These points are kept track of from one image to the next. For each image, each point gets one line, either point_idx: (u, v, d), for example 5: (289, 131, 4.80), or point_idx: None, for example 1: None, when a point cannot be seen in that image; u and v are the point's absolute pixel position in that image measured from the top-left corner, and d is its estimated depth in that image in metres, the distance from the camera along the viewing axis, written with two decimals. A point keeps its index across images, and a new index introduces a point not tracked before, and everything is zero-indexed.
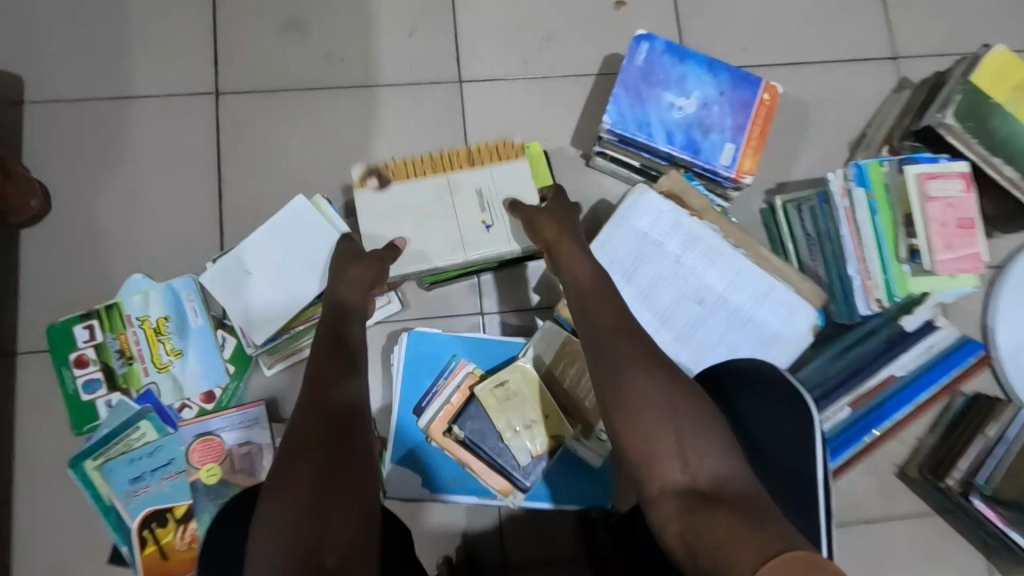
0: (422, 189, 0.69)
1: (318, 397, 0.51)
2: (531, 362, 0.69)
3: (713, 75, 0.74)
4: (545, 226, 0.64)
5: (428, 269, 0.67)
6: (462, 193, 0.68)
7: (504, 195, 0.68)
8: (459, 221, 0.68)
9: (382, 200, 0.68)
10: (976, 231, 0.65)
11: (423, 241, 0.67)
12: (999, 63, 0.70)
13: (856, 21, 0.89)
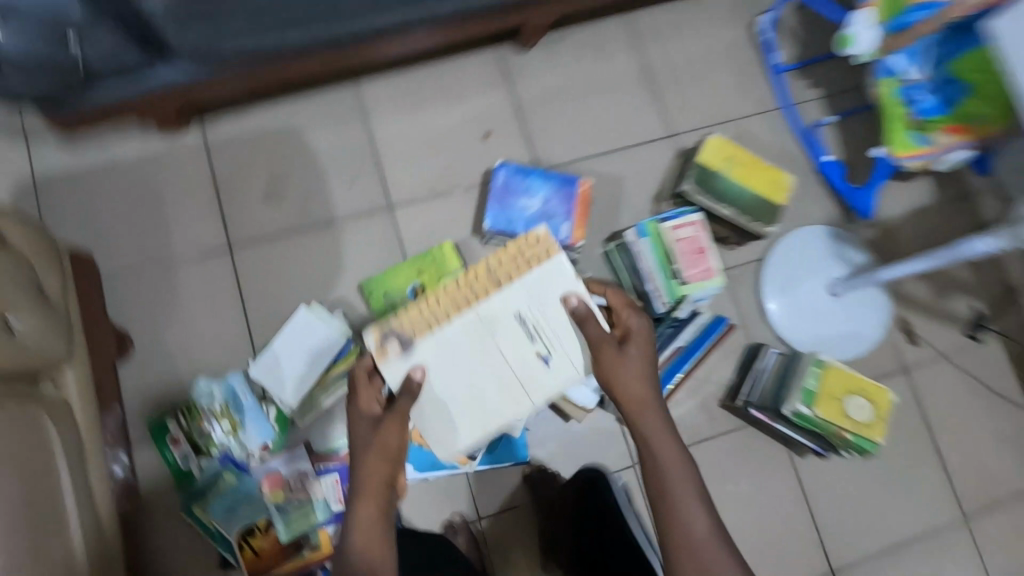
0: (464, 334, 0.77)
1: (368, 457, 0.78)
2: None
3: (547, 182, 1.18)
4: (632, 393, 0.79)
5: (498, 407, 0.78)
6: (500, 327, 0.77)
7: (542, 317, 0.77)
8: (512, 355, 0.77)
9: (426, 353, 0.77)
10: (706, 254, 1.12)
11: (482, 383, 0.78)
12: (712, 148, 1.19)
13: (643, 116, 1.35)
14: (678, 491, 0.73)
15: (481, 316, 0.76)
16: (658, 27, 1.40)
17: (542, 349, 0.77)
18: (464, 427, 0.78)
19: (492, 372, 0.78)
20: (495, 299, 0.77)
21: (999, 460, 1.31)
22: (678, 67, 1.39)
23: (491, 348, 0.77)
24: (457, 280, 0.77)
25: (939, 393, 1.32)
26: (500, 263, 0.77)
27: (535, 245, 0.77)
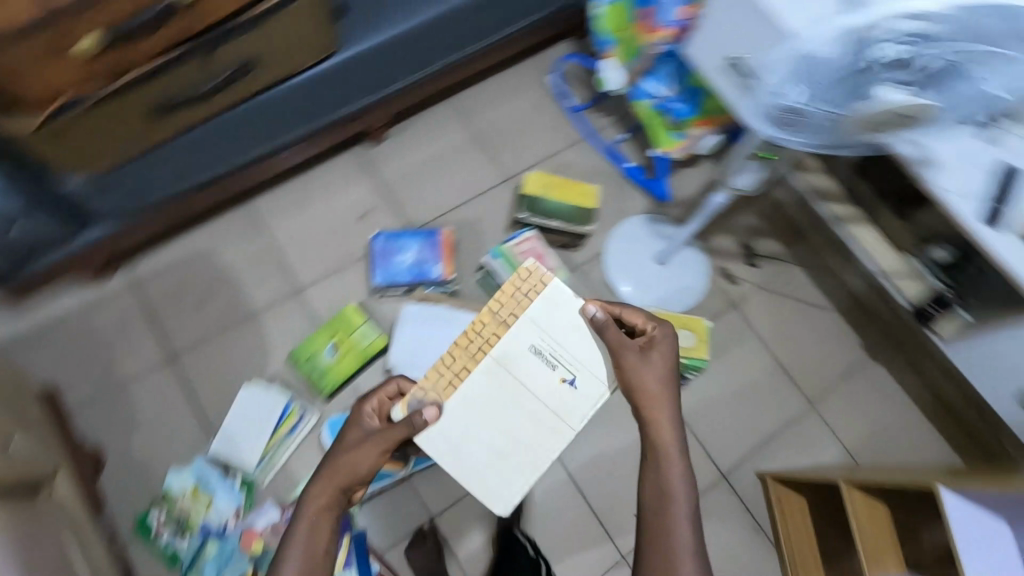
0: (489, 379, 0.86)
1: (343, 469, 0.91)
2: None
3: (415, 238, 1.51)
4: (650, 394, 0.94)
5: (538, 430, 0.87)
6: (521, 362, 0.86)
7: (555, 344, 0.86)
8: (541, 383, 0.87)
9: (461, 400, 0.87)
10: (544, 258, 1.48)
11: (516, 415, 0.87)
12: (530, 180, 1.56)
13: (482, 170, 1.72)
14: (672, 470, 0.92)
15: (503, 359, 0.86)
16: (477, 101, 1.80)
17: (563, 372, 0.86)
18: (519, 469, 0.87)
19: (527, 410, 0.87)
20: (508, 340, 0.86)
21: (822, 351, 1.67)
22: (500, 126, 1.79)
23: (518, 387, 0.86)
24: (469, 334, 0.87)
25: (762, 314, 1.69)
26: (503, 310, 0.87)
27: (528, 279, 0.87)
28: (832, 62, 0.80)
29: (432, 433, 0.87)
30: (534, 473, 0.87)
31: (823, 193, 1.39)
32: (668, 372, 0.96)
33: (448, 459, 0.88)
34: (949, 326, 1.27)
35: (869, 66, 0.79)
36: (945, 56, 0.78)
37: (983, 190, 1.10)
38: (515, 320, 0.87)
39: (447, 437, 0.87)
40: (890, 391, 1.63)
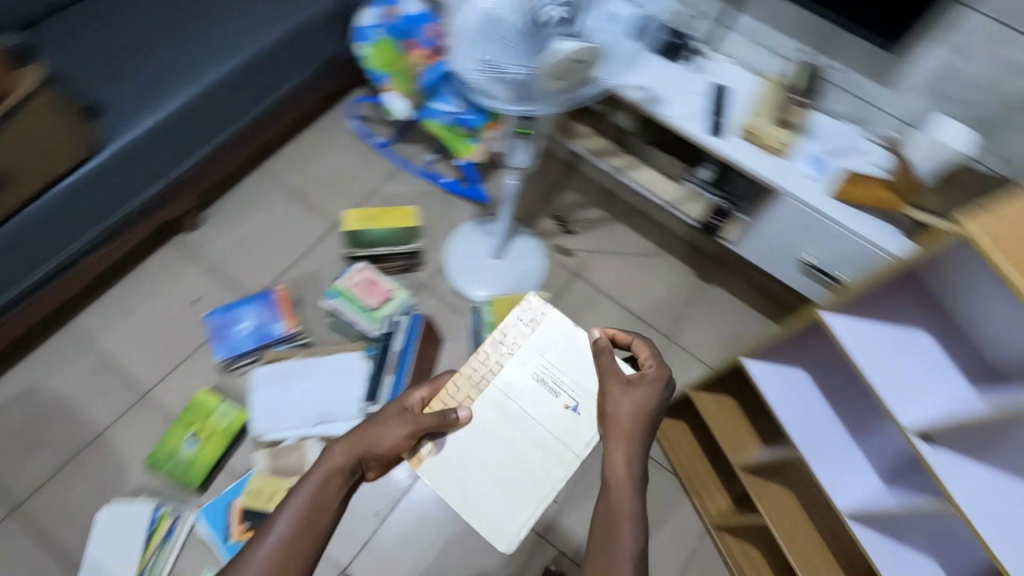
0: (494, 408, 0.92)
1: (366, 442, 0.89)
2: (259, 470, 1.34)
3: (251, 304, 1.52)
4: (621, 428, 0.86)
5: (543, 463, 0.89)
6: (528, 390, 0.93)
7: (559, 375, 0.95)
8: (546, 411, 0.92)
9: (470, 426, 0.91)
10: (378, 282, 1.52)
11: (522, 442, 0.90)
12: (348, 218, 1.61)
13: (307, 224, 1.76)
14: (620, 515, 0.82)
15: (510, 386, 0.94)
16: (287, 163, 1.86)
17: (566, 399, 0.93)
18: (524, 503, 0.87)
19: (534, 437, 0.91)
20: (512, 371, 0.94)
21: (663, 290, 1.83)
22: (316, 180, 1.86)
23: (524, 415, 0.92)
24: (475, 362, 0.95)
25: (604, 275, 1.84)
26: (507, 338, 0.97)
27: (531, 307, 0.98)
28: (499, 14, 0.96)
29: (447, 452, 0.90)
30: (539, 506, 0.87)
31: (602, 151, 1.55)
32: (644, 415, 0.88)
33: (455, 489, 0.88)
34: (734, 229, 1.45)
35: (529, 12, 0.95)
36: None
37: (705, 109, 1.29)
38: (519, 348, 0.96)
39: (456, 461, 0.89)
40: (728, 306, 1.82)
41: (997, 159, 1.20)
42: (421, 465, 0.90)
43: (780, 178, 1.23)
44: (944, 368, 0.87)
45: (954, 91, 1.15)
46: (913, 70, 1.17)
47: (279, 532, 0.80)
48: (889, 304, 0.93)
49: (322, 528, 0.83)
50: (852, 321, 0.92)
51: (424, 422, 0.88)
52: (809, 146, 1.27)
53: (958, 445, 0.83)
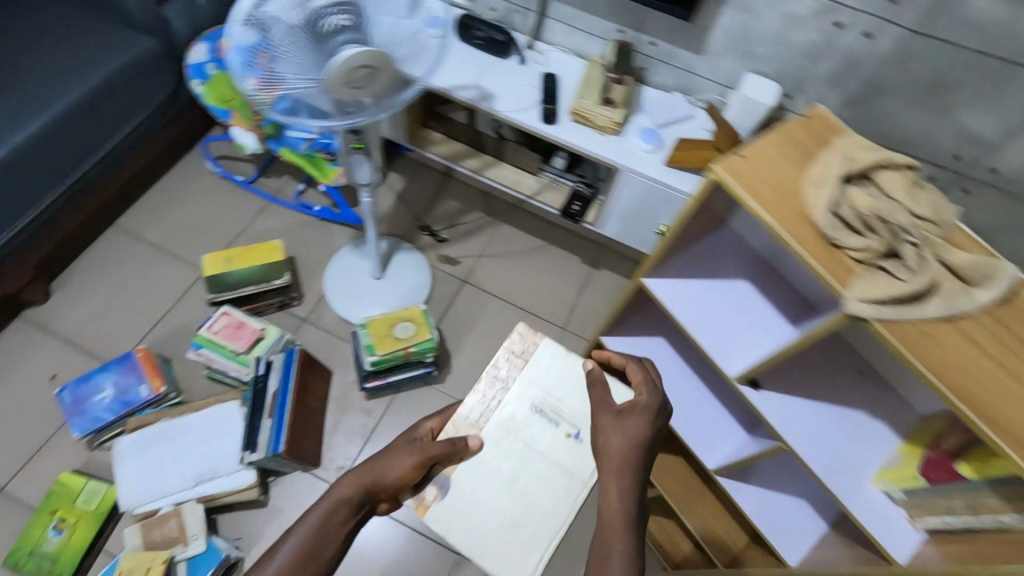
0: (495, 445, 0.94)
1: (376, 477, 0.88)
2: (132, 548, 1.23)
3: (108, 371, 1.41)
4: (614, 456, 0.82)
5: (551, 492, 0.91)
6: (528, 418, 0.96)
7: (561, 401, 0.97)
8: (550, 439, 0.95)
9: (474, 463, 0.93)
10: (245, 323, 1.45)
11: (525, 477, 0.93)
12: (207, 261, 1.53)
13: (171, 275, 1.67)
14: (616, 558, 0.73)
15: (510, 422, 0.96)
16: (142, 216, 1.76)
17: (567, 427, 0.96)
18: (534, 541, 0.88)
19: (536, 470, 0.93)
20: (514, 403, 0.97)
21: (553, 282, 1.84)
22: (177, 227, 1.76)
23: (526, 448, 0.94)
24: (472, 403, 0.97)
25: (492, 276, 1.83)
26: (501, 372, 0.99)
27: (523, 339, 1.02)
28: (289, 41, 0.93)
29: (455, 492, 0.92)
30: (549, 545, 0.88)
31: (458, 155, 1.54)
32: (639, 449, 0.82)
33: (464, 530, 0.89)
34: (594, 212, 1.46)
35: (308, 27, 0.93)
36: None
37: (537, 99, 1.30)
38: (514, 381, 0.99)
39: (455, 504, 0.91)
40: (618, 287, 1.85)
41: (807, 105, 1.27)
42: (428, 513, 0.91)
43: (617, 155, 1.26)
44: (763, 308, 0.90)
45: (754, 47, 1.21)
46: (716, 34, 1.22)
47: (281, 563, 0.80)
48: (704, 254, 0.96)
49: (323, 558, 0.82)
50: (671, 278, 0.95)
51: (432, 452, 0.89)
52: (642, 120, 1.31)
53: (780, 381, 0.86)
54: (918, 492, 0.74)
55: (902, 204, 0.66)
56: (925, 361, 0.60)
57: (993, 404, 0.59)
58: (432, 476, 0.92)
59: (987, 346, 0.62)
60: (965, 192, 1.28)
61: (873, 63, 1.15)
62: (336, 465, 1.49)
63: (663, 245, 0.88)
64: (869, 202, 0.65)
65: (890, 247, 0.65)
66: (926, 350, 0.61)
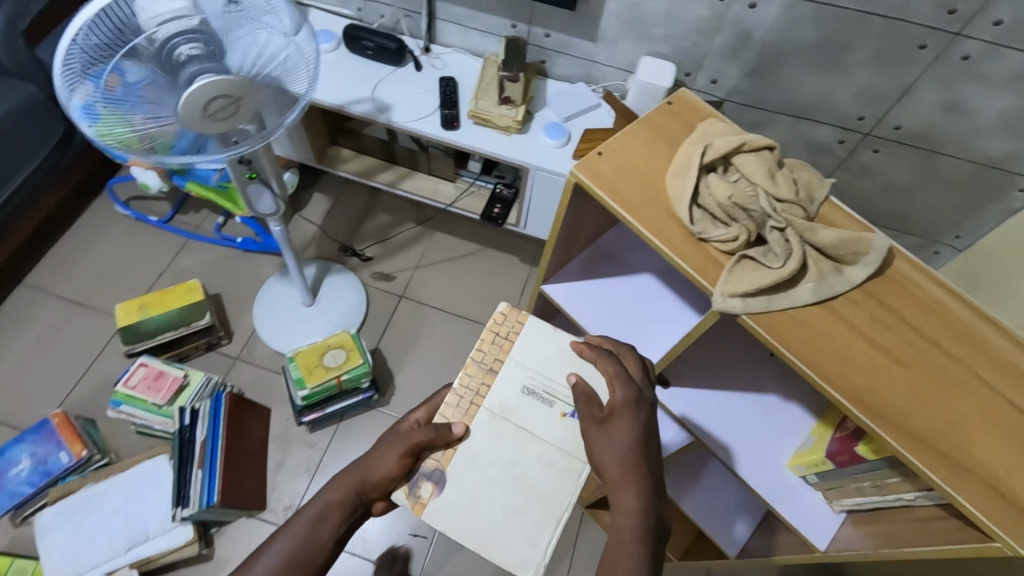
0: (486, 434, 0.78)
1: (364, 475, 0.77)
2: None
3: (23, 441, 1.33)
4: (612, 468, 0.69)
5: (551, 476, 0.76)
6: (519, 401, 0.80)
7: (553, 381, 0.81)
8: (545, 422, 0.79)
9: (468, 452, 0.77)
10: (164, 372, 1.38)
11: (524, 465, 0.77)
12: (121, 312, 1.46)
13: (90, 328, 1.59)
14: None
15: (501, 408, 0.80)
16: (52, 270, 1.67)
17: (562, 406, 0.79)
18: (540, 524, 0.74)
19: (534, 456, 0.77)
20: (499, 387, 0.81)
21: (492, 285, 1.80)
22: (92, 276, 1.67)
23: (521, 433, 0.78)
24: (458, 390, 0.81)
25: (430, 286, 1.78)
26: (485, 358, 0.83)
27: (506, 322, 0.85)
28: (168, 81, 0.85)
29: (452, 484, 0.76)
30: (558, 521, 0.74)
31: (370, 171, 1.49)
32: (640, 448, 0.69)
33: (467, 528, 0.74)
34: (514, 213, 1.42)
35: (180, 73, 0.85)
36: (230, 21, 0.87)
37: (437, 105, 1.25)
38: (501, 365, 0.83)
39: (453, 498, 0.75)
40: None
41: (709, 82, 1.25)
42: (426, 509, 0.75)
43: (522, 154, 1.22)
44: (670, 298, 0.89)
45: (647, 28, 1.18)
46: (606, 18, 1.19)
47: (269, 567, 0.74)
48: (605, 254, 0.96)
49: (316, 562, 0.76)
50: (574, 281, 0.93)
51: (418, 441, 0.75)
52: (547, 115, 1.27)
53: (689, 376, 0.84)
54: (828, 474, 0.71)
55: (759, 188, 0.69)
56: (792, 342, 0.63)
57: (853, 375, 0.62)
58: (425, 467, 0.77)
59: (850, 317, 0.65)
60: (875, 151, 1.28)
61: (764, 33, 1.13)
62: (283, 505, 1.42)
63: (552, 251, 0.86)
64: (727, 192, 0.68)
65: (755, 232, 0.67)
66: (794, 333, 0.63)
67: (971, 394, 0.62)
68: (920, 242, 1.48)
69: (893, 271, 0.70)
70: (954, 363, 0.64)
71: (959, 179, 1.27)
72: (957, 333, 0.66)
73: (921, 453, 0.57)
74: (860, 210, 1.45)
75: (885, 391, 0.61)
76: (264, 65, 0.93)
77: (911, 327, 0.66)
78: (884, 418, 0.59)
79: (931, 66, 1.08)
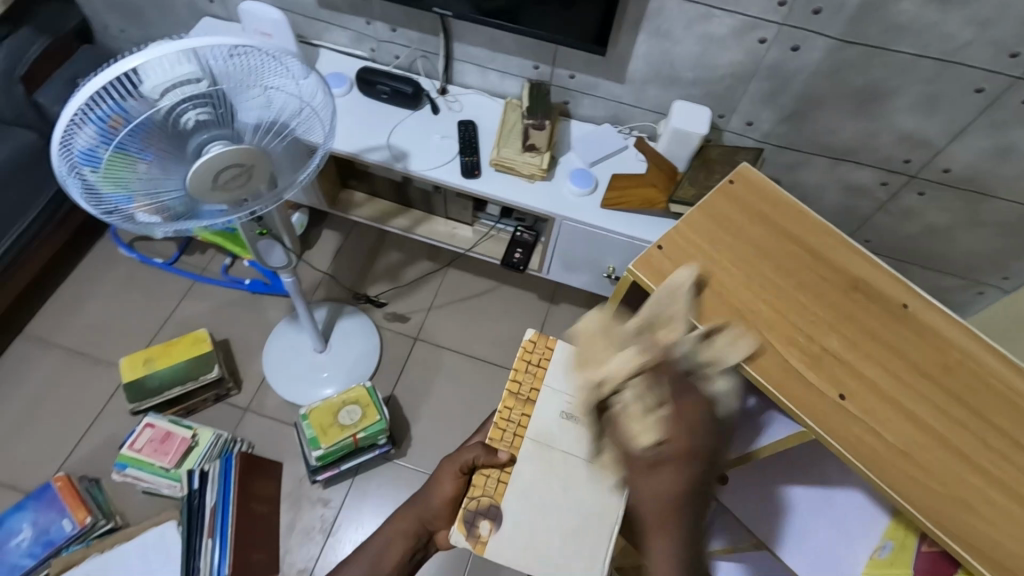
0: (529, 466, 0.71)
1: (425, 507, 0.80)
2: None
3: (26, 508, 1.27)
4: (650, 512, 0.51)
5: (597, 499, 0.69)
6: (557, 427, 0.73)
7: None
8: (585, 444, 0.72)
9: (518, 484, 0.70)
10: (172, 432, 1.33)
11: (570, 487, 0.70)
12: (128, 366, 1.40)
13: (95, 379, 1.53)
14: None
15: (543, 436, 0.72)
16: (52, 319, 1.61)
17: None
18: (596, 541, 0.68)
19: (579, 478, 0.70)
20: (537, 415, 0.73)
21: (510, 325, 1.73)
22: (96, 323, 1.61)
23: (562, 460, 0.71)
24: (498, 423, 0.73)
25: (445, 328, 1.71)
26: (522, 391, 0.75)
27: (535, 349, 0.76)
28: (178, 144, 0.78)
29: (512, 517, 0.69)
30: (611, 537, 0.68)
31: (384, 215, 1.43)
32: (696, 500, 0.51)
33: (524, 555, 0.67)
34: (536, 256, 1.36)
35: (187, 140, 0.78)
36: (246, 84, 0.80)
37: (456, 151, 1.19)
38: (538, 396, 0.75)
39: (513, 531, 0.68)
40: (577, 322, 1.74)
41: (744, 124, 1.19)
42: (489, 550, 0.67)
43: (545, 204, 1.15)
44: None
45: (678, 72, 1.12)
46: (635, 61, 1.13)
47: None
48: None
49: None
50: None
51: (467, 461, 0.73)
52: (572, 159, 1.21)
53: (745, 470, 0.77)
54: None
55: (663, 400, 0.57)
56: (822, 419, 0.56)
57: (902, 460, 0.55)
58: (479, 504, 0.69)
59: (882, 384, 0.59)
60: (920, 193, 1.21)
61: (805, 78, 1.06)
62: (297, 569, 1.35)
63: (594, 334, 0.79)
64: (648, 436, 0.53)
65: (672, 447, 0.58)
66: (823, 406, 0.57)
67: (1022, 471, 0.55)
68: (962, 283, 1.40)
69: (923, 324, 0.63)
70: (999, 436, 0.56)
71: (1007, 223, 1.20)
72: (999, 399, 0.58)
73: (971, 550, 0.51)
74: (899, 251, 1.38)
75: (926, 474, 0.54)
76: (279, 123, 0.87)
77: (949, 393, 0.59)
78: (928, 508, 0.53)
79: (987, 110, 1.01)
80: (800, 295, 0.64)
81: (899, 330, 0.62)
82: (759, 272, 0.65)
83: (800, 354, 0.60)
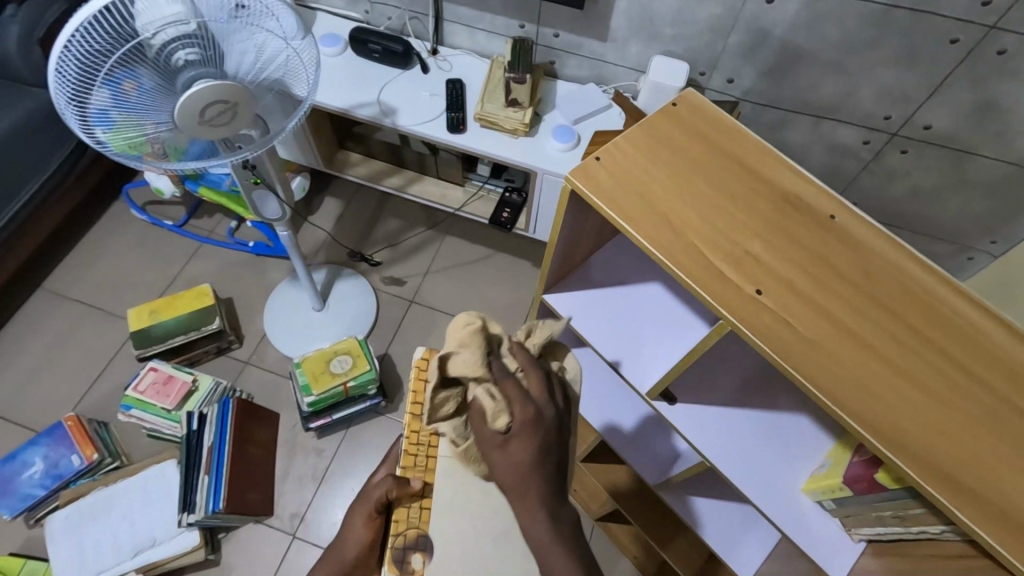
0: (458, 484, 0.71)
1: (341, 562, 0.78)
2: None
3: (37, 443, 1.35)
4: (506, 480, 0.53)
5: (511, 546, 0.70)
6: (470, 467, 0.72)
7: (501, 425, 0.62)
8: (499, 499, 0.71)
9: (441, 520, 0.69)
10: (175, 377, 1.41)
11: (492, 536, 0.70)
12: (136, 315, 1.49)
13: (106, 330, 1.61)
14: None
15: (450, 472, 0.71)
16: (69, 273, 1.70)
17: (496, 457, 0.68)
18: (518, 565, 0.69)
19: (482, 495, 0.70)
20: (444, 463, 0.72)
21: (502, 290, 1.77)
22: (109, 278, 1.70)
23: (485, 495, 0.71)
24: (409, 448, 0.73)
25: (438, 292, 1.75)
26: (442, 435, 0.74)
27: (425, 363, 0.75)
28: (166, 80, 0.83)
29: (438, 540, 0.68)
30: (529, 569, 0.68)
31: (378, 175, 1.48)
32: (550, 459, 0.53)
33: None
34: (523, 217, 1.38)
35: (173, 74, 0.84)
36: (236, 28, 0.84)
37: (444, 108, 1.23)
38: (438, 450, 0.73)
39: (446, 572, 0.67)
40: None
41: (725, 81, 1.21)
42: None
43: (531, 159, 1.18)
44: (679, 310, 0.84)
45: (659, 28, 1.14)
46: (617, 18, 1.15)
47: None
48: (607, 263, 0.92)
49: None
50: (573, 290, 0.90)
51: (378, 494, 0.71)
52: (556, 117, 1.23)
53: (696, 394, 0.79)
54: (845, 501, 0.65)
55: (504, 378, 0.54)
56: (736, 310, 0.60)
57: (814, 350, 0.58)
58: (405, 540, 0.68)
59: (799, 284, 0.62)
60: (903, 152, 1.21)
61: (783, 31, 1.08)
62: (290, 512, 1.41)
63: (551, 261, 0.83)
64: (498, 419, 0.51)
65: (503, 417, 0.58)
66: (737, 298, 0.60)
67: (930, 368, 0.58)
68: (951, 249, 1.39)
69: (848, 234, 0.66)
70: (907, 331, 0.60)
71: (993, 183, 1.20)
72: (912, 299, 0.62)
73: (871, 430, 0.54)
74: (887, 216, 1.38)
75: (834, 362, 0.58)
76: (267, 69, 0.92)
77: (867, 294, 0.62)
78: (834, 391, 0.56)
79: (964, 62, 1.02)
80: (732, 206, 0.67)
81: (824, 237, 0.66)
82: (691, 183, 0.69)
83: (723, 256, 0.63)
